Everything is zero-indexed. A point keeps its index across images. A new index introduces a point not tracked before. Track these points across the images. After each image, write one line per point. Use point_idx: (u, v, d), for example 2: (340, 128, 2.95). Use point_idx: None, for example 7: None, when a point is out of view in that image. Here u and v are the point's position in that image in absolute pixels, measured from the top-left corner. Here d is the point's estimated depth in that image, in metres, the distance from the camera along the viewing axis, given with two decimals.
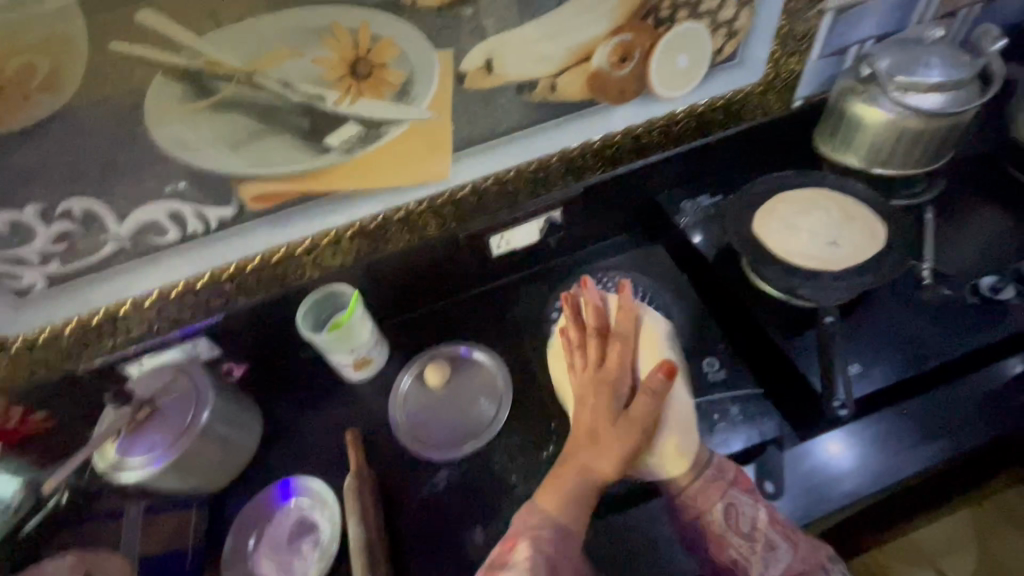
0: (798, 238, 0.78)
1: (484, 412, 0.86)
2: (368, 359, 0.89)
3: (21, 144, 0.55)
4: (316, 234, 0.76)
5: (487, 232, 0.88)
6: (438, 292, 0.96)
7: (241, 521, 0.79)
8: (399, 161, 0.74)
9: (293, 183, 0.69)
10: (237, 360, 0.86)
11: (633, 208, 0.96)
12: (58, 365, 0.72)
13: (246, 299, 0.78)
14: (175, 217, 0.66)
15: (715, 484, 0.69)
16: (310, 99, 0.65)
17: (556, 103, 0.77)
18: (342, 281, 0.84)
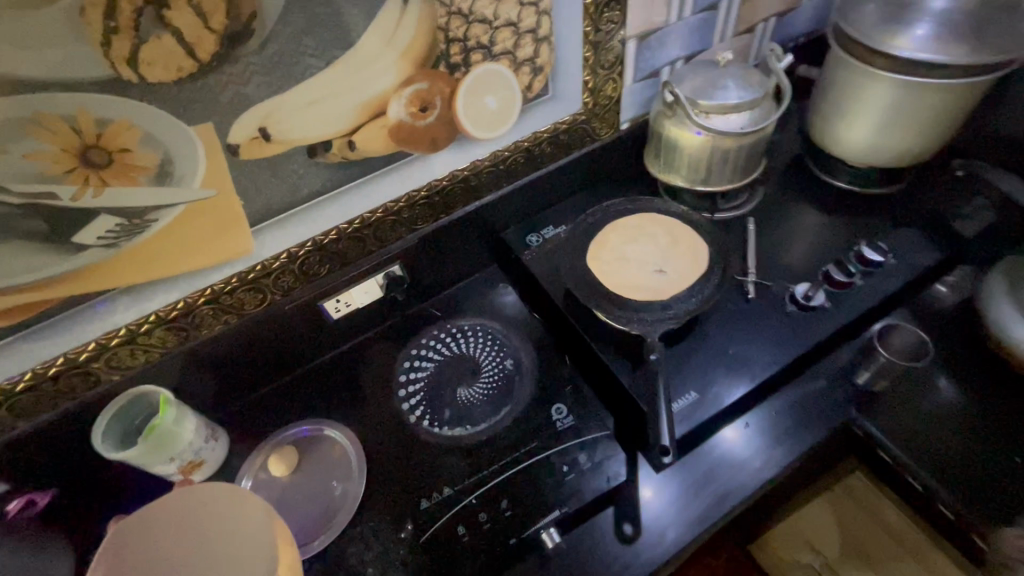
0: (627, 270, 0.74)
1: (334, 503, 0.70)
2: (201, 462, 0.72)
3: None
4: (96, 337, 0.63)
5: (318, 299, 0.75)
6: (272, 373, 0.80)
7: None
8: (187, 247, 0.62)
9: (47, 294, 0.57)
10: (39, 489, 0.70)
11: (478, 245, 0.85)
12: None
13: (27, 421, 0.65)
14: None
15: None
16: (35, 198, 0.51)
17: (359, 161, 0.66)
18: (158, 384, 0.70)
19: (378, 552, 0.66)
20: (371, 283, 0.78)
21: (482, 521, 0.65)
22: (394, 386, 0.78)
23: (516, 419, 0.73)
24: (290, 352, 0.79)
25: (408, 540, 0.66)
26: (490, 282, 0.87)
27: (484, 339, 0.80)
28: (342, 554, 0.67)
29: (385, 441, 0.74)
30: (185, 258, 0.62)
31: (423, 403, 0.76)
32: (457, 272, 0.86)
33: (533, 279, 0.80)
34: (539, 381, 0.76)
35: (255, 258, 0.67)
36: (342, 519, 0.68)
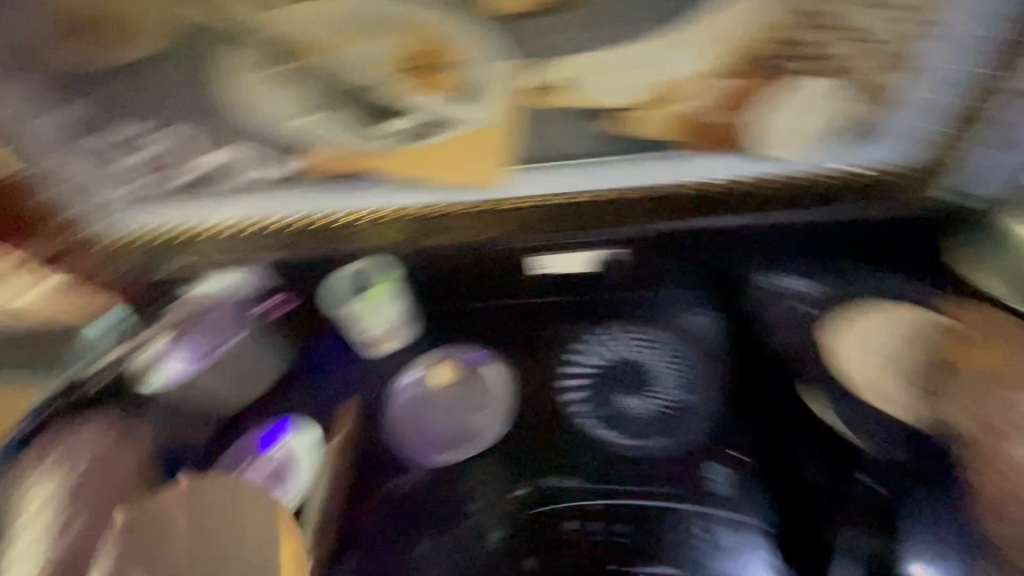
0: (878, 368, 0.68)
1: (471, 431, 0.76)
2: (390, 337, 0.83)
3: (146, 71, 0.61)
4: (366, 208, 0.76)
5: (529, 250, 0.78)
6: (462, 296, 0.84)
7: (233, 450, 0.79)
8: (454, 161, 0.70)
9: (345, 158, 0.70)
10: (290, 292, 0.84)
11: (707, 261, 0.77)
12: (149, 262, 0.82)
13: (304, 248, 0.81)
14: (253, 161, 0.71)
15: None
16: (372, 82, 0.61)
17: (632, 136, 0.67)
18: (382, 258, 0.81)
19: (486, 490, 0.71)
20: (584, 257, 0.78)
21: (593, 530, 0.66)
22: (561, 362, 0.78)
23: (669, 455, 0.70)
24: (485, 285, 0.82)
25: (517, 498, 0.70)
26: (697, 302, 0.79)
27: (669, 358, 0.76)
28: (462, 473, 0.73)
29: (532, 403, 0.77)
30: (444, 171, 0.71)
31: (584, 391, 0.76)
32: (669, 276, 0.79)
33: (764, 333, 0.75)
34: (710, 433, 0.72)
35: (502, 192, 0.73)
36: (476, 448, 0.74)
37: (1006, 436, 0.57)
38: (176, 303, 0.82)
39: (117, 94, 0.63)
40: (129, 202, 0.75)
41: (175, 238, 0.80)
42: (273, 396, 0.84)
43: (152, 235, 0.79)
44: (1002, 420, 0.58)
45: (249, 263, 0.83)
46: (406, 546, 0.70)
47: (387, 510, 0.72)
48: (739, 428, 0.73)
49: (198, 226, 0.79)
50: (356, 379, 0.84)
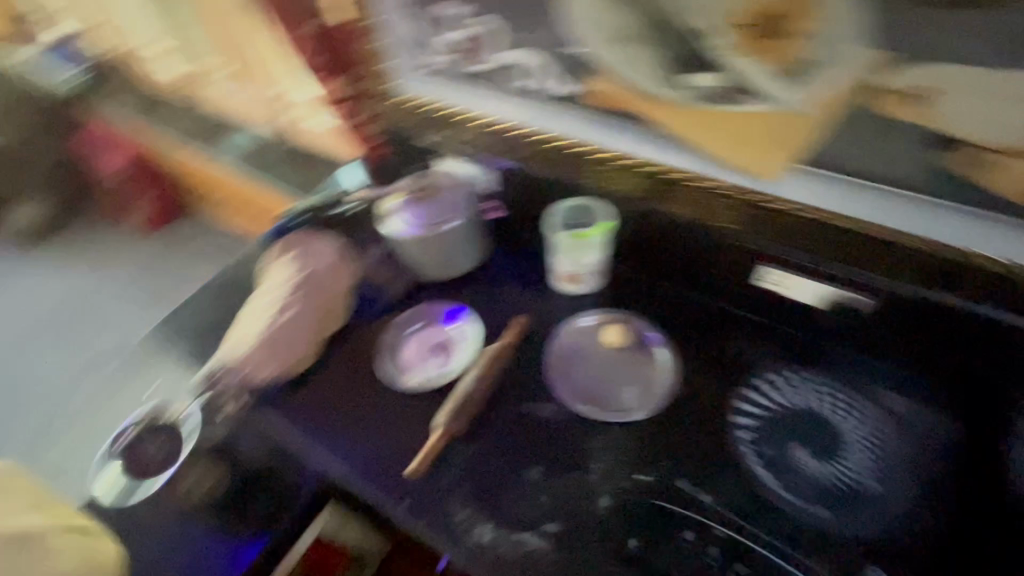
0: None
1: (618, 398, 0.77)
2: (578, 279, 0.87)
3: None
4: (616, 150, 0.74)
5: (758, 258, 0.73)
6: (666, 272, 0.85)
7: (419, 308, 0.92)
8: (735, 137, 0.65)
9: (629, 98, 0.69)
10: (501, 208, 0.94)
11: (958, 362, 0.69)
12: (415, 129, 0.92)
13: (541, 166, 0.83)
14: (538, 70, 0.73)
15: None
16: (699, 30, 0.58)
17: (967, 182, 0.55)
18: (608, 207, 0.83)
19: (612, 456, 0.73)
20: (818, 289, 0.72)
21: (710, 556, 0.64)
22: (744, 387, 0.76)
23: (826, 531, 0.66)
24: (698, 277, 0.82)
25: (639, 481, 0.70)
26: (918, 390, 0.73)
27: (865, 436, 0.71)
28: (595, 429, 0.75)
29: (690, 403, 0.76)
30: (724, 142, 0.66)
31: (756, 424, 0.73)
32: (899, 356, 0.73)
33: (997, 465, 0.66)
34: (880, 531, 0.65)
35: (768, 187, 0.67)
36: (623, 416, 0.75)
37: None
38: (423, 172, 0.95)
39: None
40: (423, 72, 0.84)
41: (443, 116, 0.87)
42: (462, 284, 0.94)
43: (422, 107, 0.88)
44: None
45: (487, 162, 0.89)
46: (518, 467, 0.73)
47: (513, 428, 0.77)
48: (921, 542, 0.65)
49: (463, 112, 0.84)
50: (534, 301, 0.90)
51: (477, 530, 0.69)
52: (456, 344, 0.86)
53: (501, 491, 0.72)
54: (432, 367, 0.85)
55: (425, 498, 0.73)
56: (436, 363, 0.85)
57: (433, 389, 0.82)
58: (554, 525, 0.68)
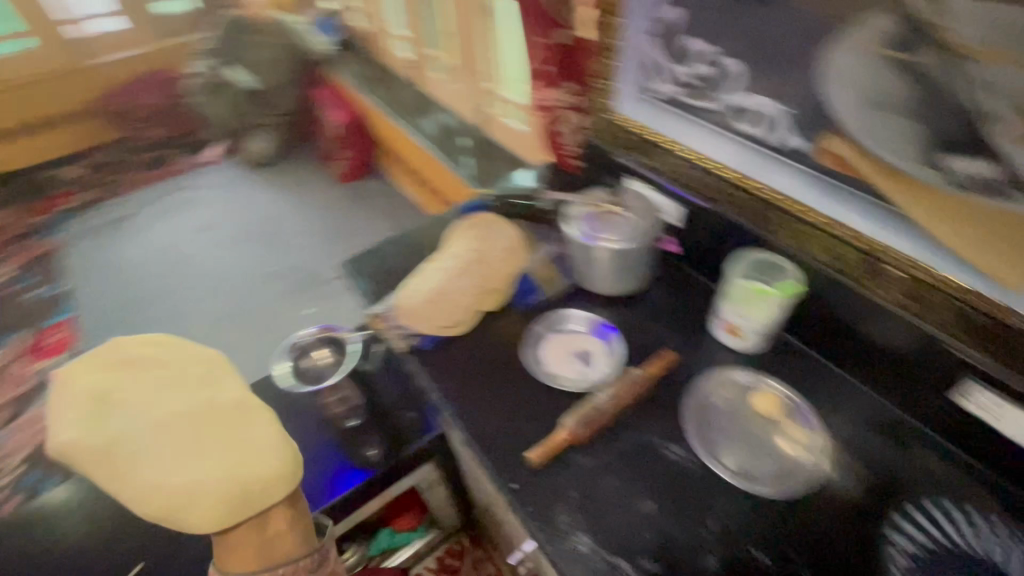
0: None
1: (750, 468, 0.73)
2: (740, 333, 0.83)
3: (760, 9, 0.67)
4: (826, 215, 0.73)
5: (967, 370, 0.65)
6: (836, 351, 0.80)
7: (573, 312, 0.95)
8: (980, 235, 0.59)
9: (865, 165, 0.65)
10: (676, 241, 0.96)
11: None
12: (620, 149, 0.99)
13: (734, 211, 0.84)
14: (765, 118, 0.73)
15: None
16: (976, 112, 0.54)
17: None
18: (794, 272, 0.77)
19: (731, 523, 0.69)
20: None
21: None
22: (909, 511, 0.68)
23: None
24: (875, 368, 0.76)
25: (753, 559, 0.66)
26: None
27: None
28: (721, 489, 0.72)
29: (834, 497, 0.70)
30: (962, 236, 0.61)
31: (916, 549, 0.65)
32: None
33: None
34: None
35: (1006, 297, 0.61)
36: (761, 488, 0.71)
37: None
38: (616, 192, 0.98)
39: (728, 18, 0.71)
40: (644, 98, 0.89)
41: (652, 141, 0.91)
42: (618, 302, 0.97)
43: (633, 129, 0.94)
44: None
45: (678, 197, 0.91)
46: (628, 490, 0.73)
47: (632, 453, 0.77)
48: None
49: (674, 143, 0.88)
50: (685, 339, 0.89)
51: (576, 537, 0.69)
52: (598, 357, 0.89)
53: (605, 509, 0.72)
54: (569, 370, 0.88)
55: (531, 487, 0.74)
56: (575, 368, 0.88)
57: (564, 391, 0.85)
58: (651, 564, 0.67)
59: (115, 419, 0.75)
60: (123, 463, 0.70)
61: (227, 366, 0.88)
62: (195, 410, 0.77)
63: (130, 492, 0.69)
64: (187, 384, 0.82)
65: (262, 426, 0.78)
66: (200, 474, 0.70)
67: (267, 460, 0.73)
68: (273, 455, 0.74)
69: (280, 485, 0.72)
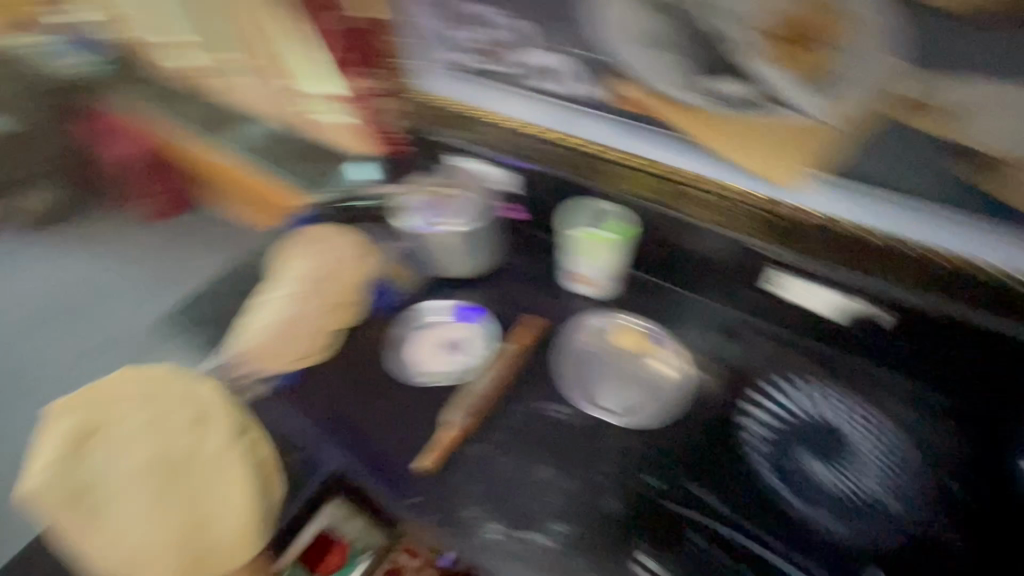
0: None
1: (629, 403, 0.78)
2: (591, 282, 0.87)
3: None
4: (636, 155, 0.77)
5: (775, 264, 0.74)
6: (675, 275, 0.86)
7: (435, 303, 0.93)
8: (756, 146, 0.67)
9: (655, 102, 0.70)
10: (519, 207, 0.95)
11: (974, 375, 0.70)
12: (439, 128, 0.95)
13: (558, 167, 0.86)
14: (560, 73, 0.74)
15: None
16: (728, 37, 0.60)
17: (985, 194, 0.57)
18: (621, 212, 0.83)
19: (623, 461, 0.73)
20: (832, 299, 0.73)
21: (724, 560, 0.65)
22: (759, 396, 0.76)
23: (837, 543, 0.65)
24: (708, 282, 0.84)
25: (649, 486, 0.70)
26: (924, 400, 0.74)
27: (879, 448, 0.71)
28: (609, 432, 0.75)
29: (703, 406, 0.76)
30: (744, 150, 0.68)
31: (773, 433, 0.73)
32: (912, 370, 0.74)
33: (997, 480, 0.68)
34: (896, 545, 0.65)
35: (788, 195, 0.68)
36: (638, 420, 0.75)
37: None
38: (443, 173, 0.96)
39: None
40: (445, 71, 0.86)
41: (463, 114, 0.90)
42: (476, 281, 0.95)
43: (446, 104, 0.91)
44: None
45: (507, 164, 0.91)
46: (527, 463, 0.74)
47: (523, 425, 0.77)
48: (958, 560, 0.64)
49: (488, 112, 0.87)
50: (548, 301, 0.91)
51: (486, 527, 0.69)
52: (468, 341, 0.88)
53: (509, 489, 0.72)
54: (444, 361, 0.86)
55: (433, 494, 0.73)
56: (448, 359, 0.86)
57: (445, 386, 0.83)
58: (563, 526, 0.68)
59: (96, 461, 0.69)
60: (91, 518, 0.66)
61: (221, 404, 0.76)
62: (166, 463, 0.70)
63: (89, 543, 0.66)
64: (166, 425, 0.72)
65: (233, 476, 0.72)
66: (155, 535, 0.66)
67: (232, 530, 0.69)
68: (238, 523, 0.69)
69: (244, 556, 0.69)
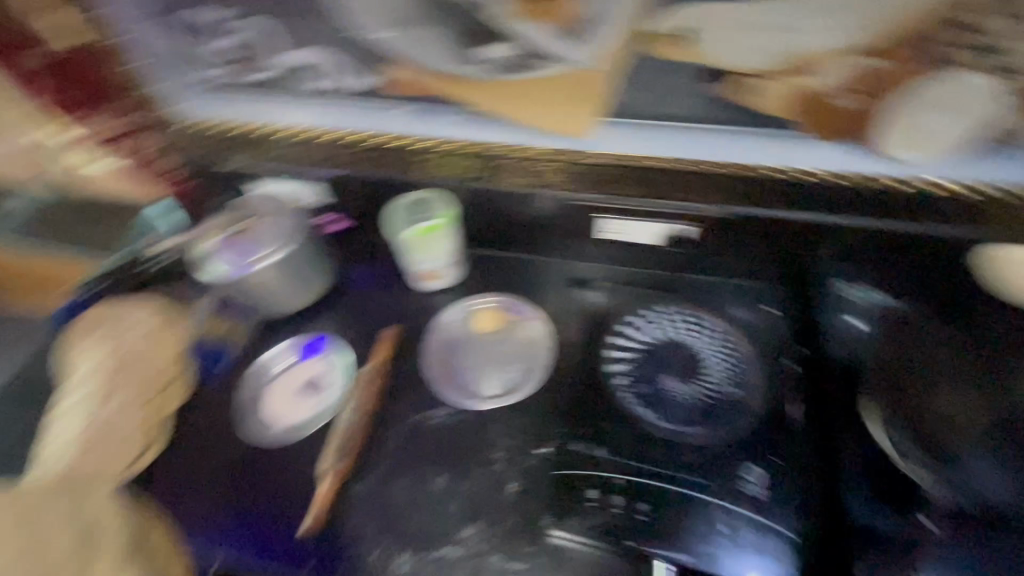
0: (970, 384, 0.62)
1: (506, 381, 0.77)
2: (437, 275, 0.84)
3: None
4: (437, 137, 0.74)
5: (598, 211, 0.76)
6: (516, 242, 0.86)
7: (278, 347, 0.83)
8: (541, 103, 0.66)
9: (432, 81, 0.66)
10: (337, 217, 0.88)
11: (783, 260, 0.76)
12: (212, 155, 0.82)
13: (364, 168, 0.80)
14: (325, 69, 0.68)
15: None
16: (475, 2, 0.57)
17: (743, 108, 0.60)
18: (443, 198, 0.80)
19: (512, 444, 0.72)
20: (653, 228, 0.76)
21: (612, 503, 0.63)
22: (612, 332, 0.76)
23: (704, 447, 0.66)
24: (547, 240, 0.84)
25: (542, 458, 0.70)
26: (766, 296, 0.78)
27: (721, 347, 0.73)
28: (494, 417, 0.74)
29: (572, 363, 0.78)
30: (532, 110, 0.67)
31: (630, 366, 0.73)
32: (736, 273, 0.79)
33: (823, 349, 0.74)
34: (753, 430, 0.67)
35: (583, 143, 0.69)
36: (518, 395, 0.75)
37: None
38: (237, 203, 0.80)
39: None
40: (197, 91, 0.74)
41: (240, 135, 0.79)
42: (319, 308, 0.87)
43: (213, 127, 0.78)
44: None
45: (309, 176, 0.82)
46: (420, 478, 0.71)
47: (407, 442, 0.74)
48: (802, 428, 0.67)
49: (267, 125, 0.77)
50: (400, 305, 0.86)
51: (395, 562, 0.66)
52: (327, 376, 0.79)
53: (408, 513, 0.69)
54: (308, 407, 0.77)
55: (330, 553, 0.67)
56: (311, 403, 0.77)
57: (314, 432, 0.76)
58: (470, 529, 0.67)
59: None
60: None
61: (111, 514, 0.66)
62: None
63: None
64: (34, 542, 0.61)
65: None
66: None
67: None
68: None
69: None
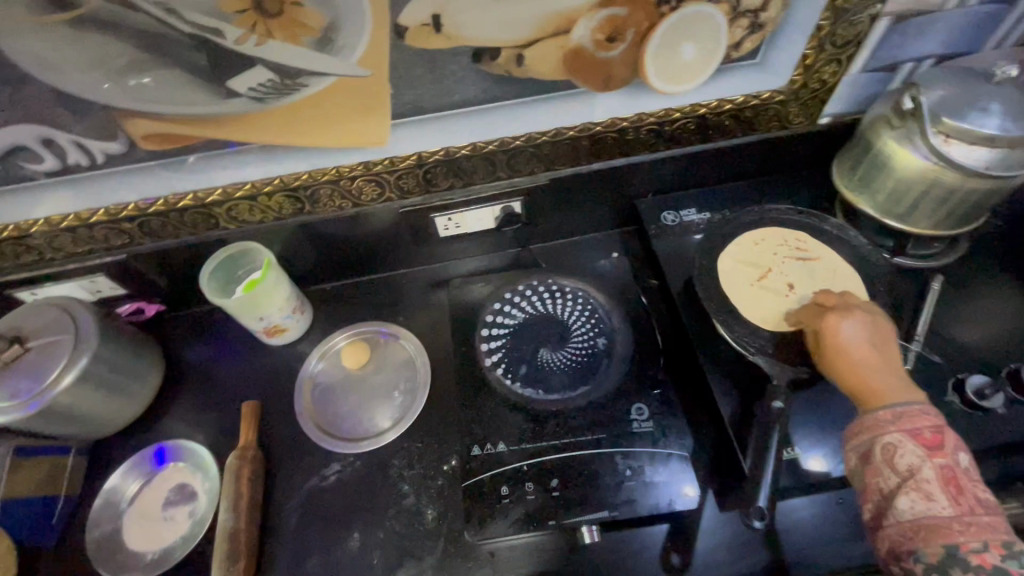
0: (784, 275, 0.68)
1: (393, 411, 0.73)
2: (283, 328, 0.76)
3: None
4: (226, 184, 0.65)
5: (433, 210, 0.73)
6: (362, 267, 0.82)
7: (122, 470, 0.70)
8: (325, 123, 0.61)
9: (187, 128, 0.57)
10: (149, 301, 0.77)
11: (612, 205, 0.80)
12: None
13: (152, 242, 0.70)
14: (48, 145, 0.56)
15: (957, 287, 0.72)
16: (202, 31, 0.51)
17: (523, 80, 0.61)
18: (264, 246, 0.73)
19: (417, 472, 0.69)
20: (486, 214, 0.76)
21: (526, 491, 0.63)
22: (481, 325, 0.75)
23: (592, 403, 0.69)
24: (393, 255, 0.81)
25: (451, 472, 0.69)
26: (609, 244, 0.84)
27: (581, 305, 0.76)
28: (391, 452, 0.71)
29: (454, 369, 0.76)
30: (317, 134, 0.62)
31: (503, 351, 0.73)
32: (578, 230, 0.83)
33: (656, 260, 0.75)
34: (629, 372, 0.71)
35: (385, 151, 0.65)
36: (411, 419, 0.72)
37: (869, 463, 0.48)
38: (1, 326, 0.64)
39: None
40: None
41: None
42: (161, 408, 0.76)
43: None
44: (874, 453, 0.48)
45: (83, 267, 0.69)
46: (332, 544, 0.66)
47: (308, 514, 0.68)
48: (669, 352, 0.73)
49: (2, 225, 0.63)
50: (257, 372, 0.78)
51: None
52: (195, 481, 0.70)
53: None
54: (180, 523, 0.67)
55: None
56: (186, 512, 0.67)
57: (194, 550, 0.66)
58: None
59: None
60: None
61: None
62: None
63: None
64: None
65: None
66: None
67: None
68: None
69: None
